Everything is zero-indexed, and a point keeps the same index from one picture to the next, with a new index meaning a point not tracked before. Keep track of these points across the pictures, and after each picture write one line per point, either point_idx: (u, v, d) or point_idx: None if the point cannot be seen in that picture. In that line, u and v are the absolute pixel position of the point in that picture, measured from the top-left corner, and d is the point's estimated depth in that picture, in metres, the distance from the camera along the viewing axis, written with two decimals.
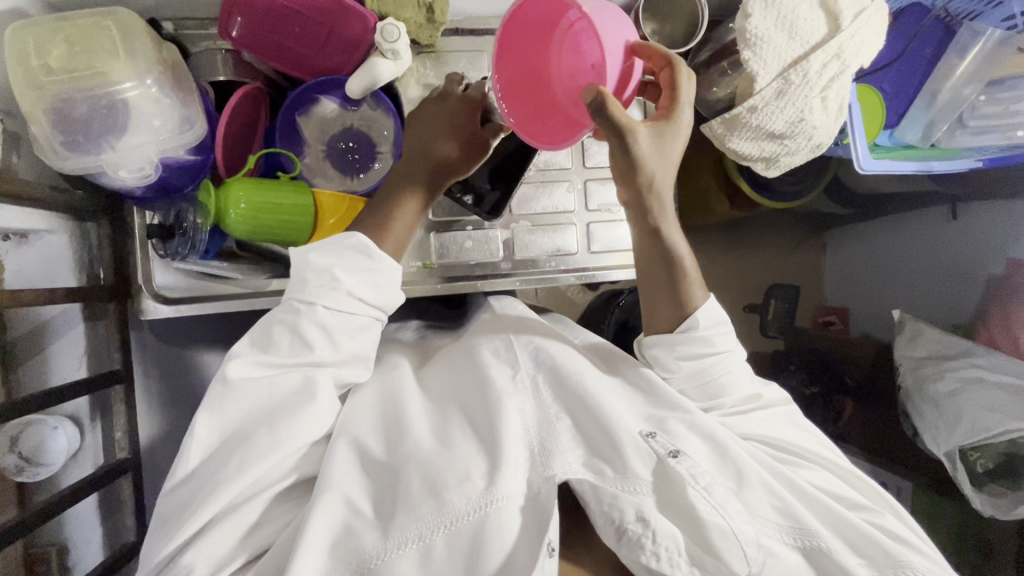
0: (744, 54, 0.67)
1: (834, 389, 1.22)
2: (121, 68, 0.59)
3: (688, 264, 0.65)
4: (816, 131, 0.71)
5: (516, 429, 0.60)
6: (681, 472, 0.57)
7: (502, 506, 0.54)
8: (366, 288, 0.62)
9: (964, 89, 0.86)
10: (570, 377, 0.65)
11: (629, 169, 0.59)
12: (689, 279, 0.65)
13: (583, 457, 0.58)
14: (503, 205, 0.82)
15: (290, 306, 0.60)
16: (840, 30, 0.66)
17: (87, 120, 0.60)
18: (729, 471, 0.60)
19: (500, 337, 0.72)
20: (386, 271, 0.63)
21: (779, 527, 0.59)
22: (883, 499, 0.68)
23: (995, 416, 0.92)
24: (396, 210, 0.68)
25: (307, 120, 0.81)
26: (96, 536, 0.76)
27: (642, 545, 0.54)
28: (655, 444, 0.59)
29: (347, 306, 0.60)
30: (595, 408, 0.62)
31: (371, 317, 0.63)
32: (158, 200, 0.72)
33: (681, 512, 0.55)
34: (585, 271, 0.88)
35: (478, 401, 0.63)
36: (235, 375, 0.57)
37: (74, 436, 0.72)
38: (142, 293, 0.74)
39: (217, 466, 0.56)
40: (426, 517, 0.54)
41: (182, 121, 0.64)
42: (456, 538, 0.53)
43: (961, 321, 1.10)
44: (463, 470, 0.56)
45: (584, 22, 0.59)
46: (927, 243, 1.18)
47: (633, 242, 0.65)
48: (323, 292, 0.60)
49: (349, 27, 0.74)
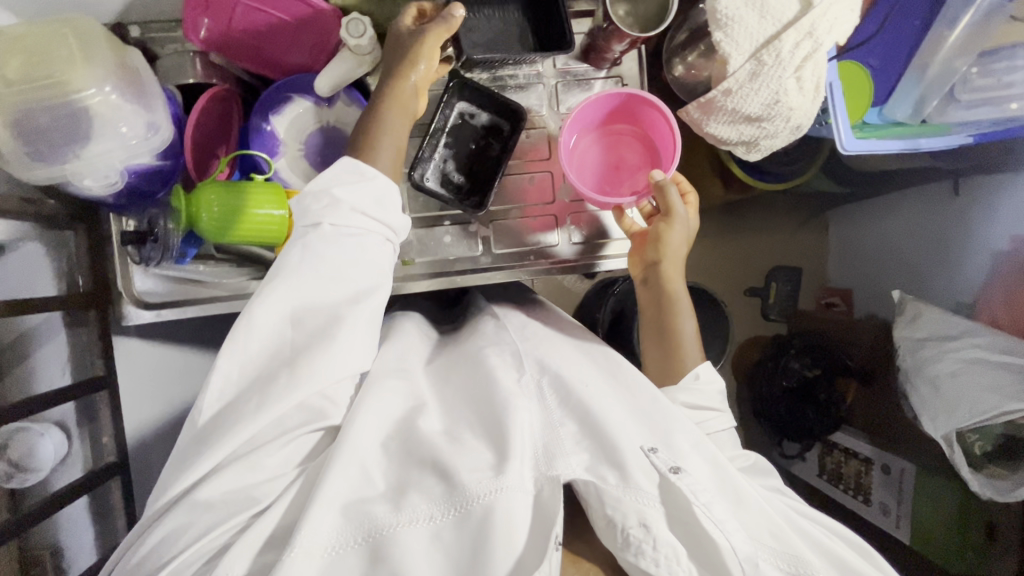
0: (715, 36, 0.65)
1: (838, 371, 1.22)
2: (79, 77, 0.59)
3: (689, 335, 0.76)
4: (793, 112, 0.68)
5: (525, 426, 0.59)
6: (685, 490, 0.56)
7: (512, 492, 0.54)
8: (369, 203, 0.63)
9: (955, 62, 0.82)
10: (576, 391, 0.64)
11: (655, 245, 0.78)
12: (684, 345, 0.75)
13: (587, 461, 0.58)
14: (487, 200, 0.79)
15: (299, 231, 0.61)
16: (812, 7, 0.63)
17: (46, 131, 0.59)
18: (728, 491, 0.58)
19: (507, 343, 0.72)
20: (383, 187, 0.64)
21: (777, 556, 0.57)
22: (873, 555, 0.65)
23: (994, 398, 0.89)
24: (378, 119, 0.67)
25: (281, 120, 0.80)
26: (88, 539, 0.76)
27: (642, 550, 0.54)
28: (657, 460, 0.58)
29: (351, 221, 0.61)
30: (596, 421, 0.60)
31: (382, 236, 0.64)
32: (132, 206, 0.73)
33: (684, 526, 0.56)
34: (599, 261, 0.86)
35: (484, 402, 0.63)
36: (250, 308, 0.58)
37: (61, 443, 0.73)
38: (122, 299, 0.75)
39: (236, 405, 0.57)
40: (438, 498, 0.55)
41: (147, 128, 0.64)
42: (466, 518, 0.54)
43: (965, 300, 1.05)
44: (476, 460, 0.57)
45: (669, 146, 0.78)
46: (931, 218, 1.13)
47: (643, 305, 0.79)
48: (327, 212, 0.61)
49: (319, 26, 0.75)
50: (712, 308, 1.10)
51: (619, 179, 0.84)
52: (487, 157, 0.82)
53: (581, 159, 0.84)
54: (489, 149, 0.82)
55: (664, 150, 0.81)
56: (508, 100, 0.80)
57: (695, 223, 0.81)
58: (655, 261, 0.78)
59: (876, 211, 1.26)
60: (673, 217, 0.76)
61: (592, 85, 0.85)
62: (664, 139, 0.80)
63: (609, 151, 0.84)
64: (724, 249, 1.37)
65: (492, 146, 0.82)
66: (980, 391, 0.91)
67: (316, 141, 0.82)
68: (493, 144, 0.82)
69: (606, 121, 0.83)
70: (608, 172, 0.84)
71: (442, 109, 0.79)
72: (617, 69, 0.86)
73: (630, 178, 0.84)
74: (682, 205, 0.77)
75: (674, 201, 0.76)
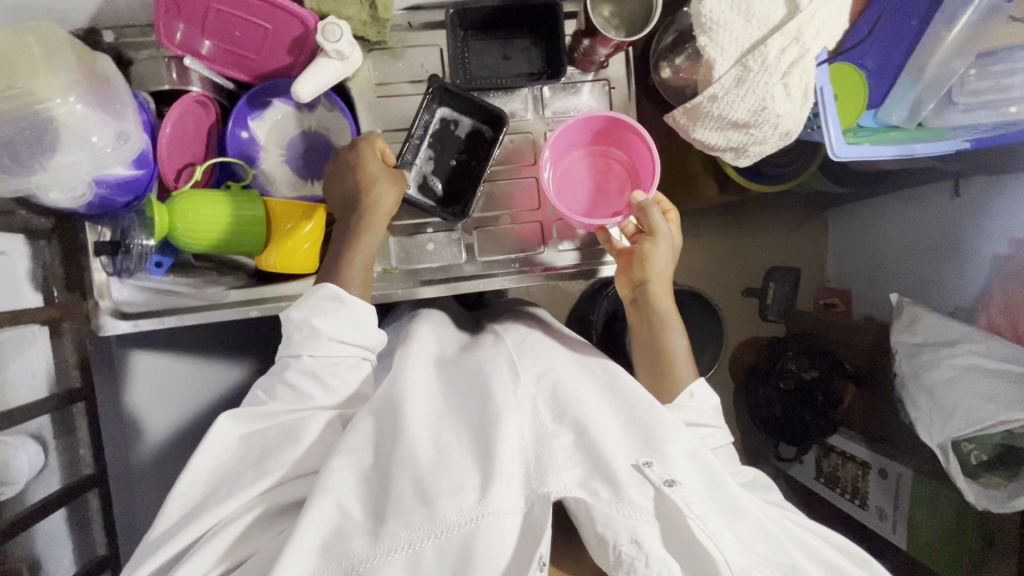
0: (700, 41, 0.63)
1: (835, 372, 1.18)
2: (44, 86, 0.58)
3: (682, 356, 0.74)
4: (781, 119, 0.66)
5: (514, 444, 0.56)
6: (678, 504, 0.52)
7: (495, 519, 0.52)
8: (348, 330, 0.65)
9: (952, 63, 0.80)
10: (572, 404, 0.61)
11: (642, 265, 0.76)
12: (677, 362, 0.73)
13: (579, 476, 0.54)
14: (467, 209, 0.77)
15: (282, 361, 0.65)
16: (799, 10, 0.61)
17: (11, 143, 0.58)
18: (723, 503, 0.55)
19: (503, 355, 0.69)
20: (359, 310, 0.66)
21: (772, 566, 0.54)
22: (869, 561, 0.63)
23: (991, 407, 0.87)
24: (354, 247, 0.70)
25: (261, 125, 0.79)
26: (67, 550, 0.76)
27: (633, 568, 0.51)
28: (651, 474, 0.54)
29: (330, 351, 0.64)
30: (590, 435, 0.56)
31: (359, 356, 0.67)
32: (105, 215, 0.72)
33: (680, 544, 0.52)
34: (600, 266, 0.83)
35: (478, 416, 0.60)
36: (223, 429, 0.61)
37: (38, 455, 0.71)
38: (100, 308, 0.74)
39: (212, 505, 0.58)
40: (418, 526, 0.51)
41: (117, 137, 0.63)
42: (446, 548, 0.51)
43: (963, 304, 1.03)
44: (458, 480, 0.54)
45: (648, 164, 0.77)
46: (931, 221, 1.11)
47: (634, 326, 0.77)
48: (306, 343, 0.64)
49: (294, 28, 0.72)
50: (704, 312, 1.08)
51: (600, 202, 0.82)
52: (470, 165, 0.80)
53: (562, 182, 0.82)
54: (472, 158, 0.80)
55: (644, 169, 0.79)
56: (486, 106, 0.77)
57: (679, 239, 0.80)
58: (642, 282, 0.76)
59: (876, 212, 1.23)
60: (657, 237, 0.75)
61: (579, 89, 0.83)
62: (643, 158, 0.78)
63: (588, 172, 0.83)
64: (720, 250, 1.35)
65: (476, 155, 0.80)
66: (976, 400, 0.89)
67: (297, 146, 0.81)
68: (478, 151, 0.80)
69: (584, 144, 0.82)
70: (589, 196, 0.82)
71: (423, 114, 0.77)
72: (604, 72, 0.83)
73: (611, 199, 0.82)
74: (666, 223, 0.75)
75: (657, 221, 0.74)
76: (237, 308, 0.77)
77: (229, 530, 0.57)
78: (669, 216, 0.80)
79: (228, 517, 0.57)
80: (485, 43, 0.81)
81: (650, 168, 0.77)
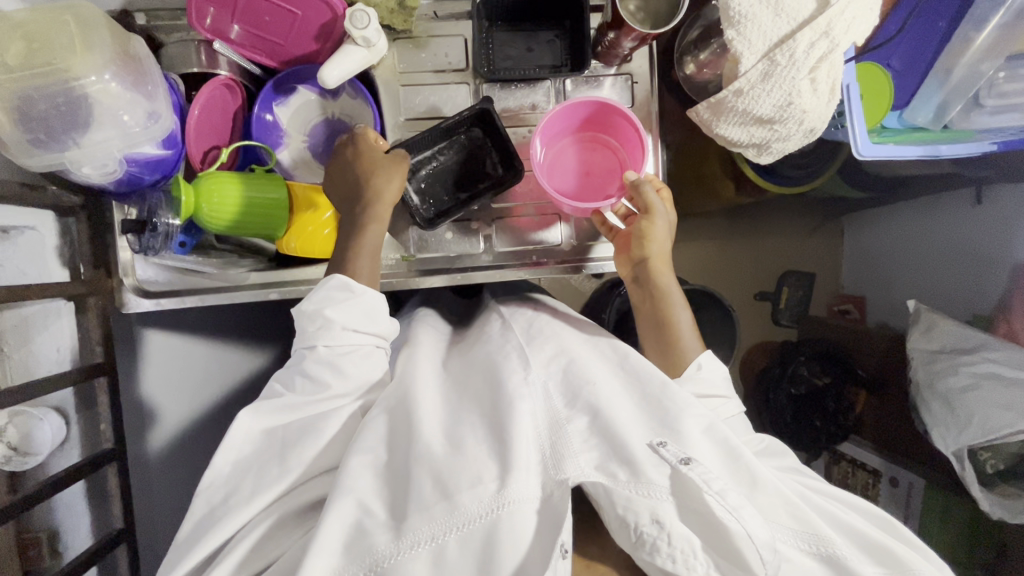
0: (728, 34, 0.63)
1: (850, 378, 1.16)
2: (78, 62, 0.59)
3: (685, 329, 0.74)
4: (806, 115, 0.66)
5: (527, 431, 0.56)
6: (696, 480, 0.52)
7: (515, 508, 0.52)
8: (360, 318, 0.66)
9: (980, 66, 0.79)
10: (583, 387, 0.61)
11: (640, 241, 0.76)
12: (683, 337, 0.74)
13: (596, 460, 0.54)
14: (439, 223, 0.78)
15: (298, 353, 0.65)
16: (830, 5, 0.61)
17: (46, 117, 0.60)
18: (740, 474, 0.55)
19: (513, 343, 0.70)
20: (370, 300, 0.67)
21: (792, 536, 0.55)
22: (892, 522, 0.63)
23: (1010, 415, 0.86)
24: (361, 236, 0.71)
25: (285, 111, 0.80)
26: (84, 522, 0.77)
27: (656, 547, 0.52)
28: (666, 453, 0.54)
29: (344, 340, 0.64)
30: (605, 418, 0.57)
31: (372, 344, 0.67)
32: (132, 195, 0.73)
33: (698, 516, 0.52)
34: (588, 262, 0.84)
35: (493, 404, 0.60)
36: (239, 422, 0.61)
37: (60, 427, 0.73)
38: (124, 286, 0.76)
39: (233, 494, 0.59)
40: (438, 519, 0.52)
41: (148, 116, 0.65)
42: (469, 539, 0.51)
43: (983, 311, 1.02)
44: (475, 472, 0.53)
45: (636, 147, 0.78)
46: (950, 226, 1.09)
47: (636, 303, 0.78)
48: (320, 334, 0.64)
49: (321, 15, 0.73)
50: (720, 311, 1.07)
51: (589, 187, 0.82)
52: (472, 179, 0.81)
53: (551, 168, 0.81)
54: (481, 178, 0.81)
55: (630, 152, 0.80)
56: (507, 142, 0.77)
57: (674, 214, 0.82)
58: (642, 258, 0.77)
59: (893, 216, 1.22)
60: (653, 214, 0.75)
61: (601, 82, 0.83)
62: (630, 142, 0.79)
63: (578, 158, 0.83)
64: (735, 252, 1.34)
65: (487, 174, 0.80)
66: (994, 408, 0.88)
67: (319, 133, 0.82)
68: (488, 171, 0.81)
69: (572, 131, 0.82)
70: (578, 182, 0.82)
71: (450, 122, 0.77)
72: (627, 66, 0.83)
73: (602, 184, 0.82)
74: (659, 198, 0.76)
75: (651, 197, 0.75)
76: (255, 290, 0.78)
77: (254, 507, 0.58)
78: (662, 190, 0.81)
79: (252, 496, 0.58)
80: (508, 35, 0.81)
81: (637, 151, 0.78)
